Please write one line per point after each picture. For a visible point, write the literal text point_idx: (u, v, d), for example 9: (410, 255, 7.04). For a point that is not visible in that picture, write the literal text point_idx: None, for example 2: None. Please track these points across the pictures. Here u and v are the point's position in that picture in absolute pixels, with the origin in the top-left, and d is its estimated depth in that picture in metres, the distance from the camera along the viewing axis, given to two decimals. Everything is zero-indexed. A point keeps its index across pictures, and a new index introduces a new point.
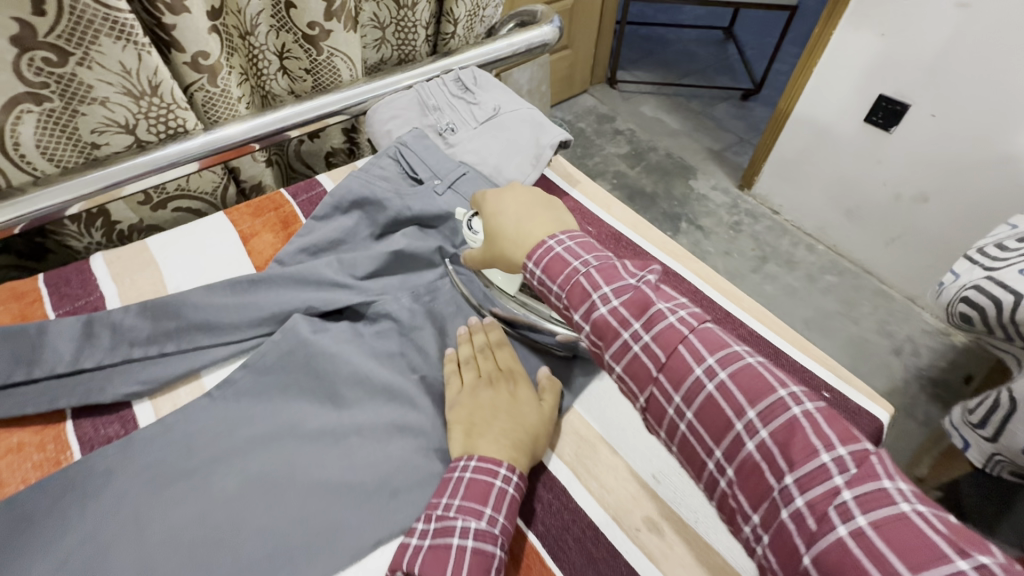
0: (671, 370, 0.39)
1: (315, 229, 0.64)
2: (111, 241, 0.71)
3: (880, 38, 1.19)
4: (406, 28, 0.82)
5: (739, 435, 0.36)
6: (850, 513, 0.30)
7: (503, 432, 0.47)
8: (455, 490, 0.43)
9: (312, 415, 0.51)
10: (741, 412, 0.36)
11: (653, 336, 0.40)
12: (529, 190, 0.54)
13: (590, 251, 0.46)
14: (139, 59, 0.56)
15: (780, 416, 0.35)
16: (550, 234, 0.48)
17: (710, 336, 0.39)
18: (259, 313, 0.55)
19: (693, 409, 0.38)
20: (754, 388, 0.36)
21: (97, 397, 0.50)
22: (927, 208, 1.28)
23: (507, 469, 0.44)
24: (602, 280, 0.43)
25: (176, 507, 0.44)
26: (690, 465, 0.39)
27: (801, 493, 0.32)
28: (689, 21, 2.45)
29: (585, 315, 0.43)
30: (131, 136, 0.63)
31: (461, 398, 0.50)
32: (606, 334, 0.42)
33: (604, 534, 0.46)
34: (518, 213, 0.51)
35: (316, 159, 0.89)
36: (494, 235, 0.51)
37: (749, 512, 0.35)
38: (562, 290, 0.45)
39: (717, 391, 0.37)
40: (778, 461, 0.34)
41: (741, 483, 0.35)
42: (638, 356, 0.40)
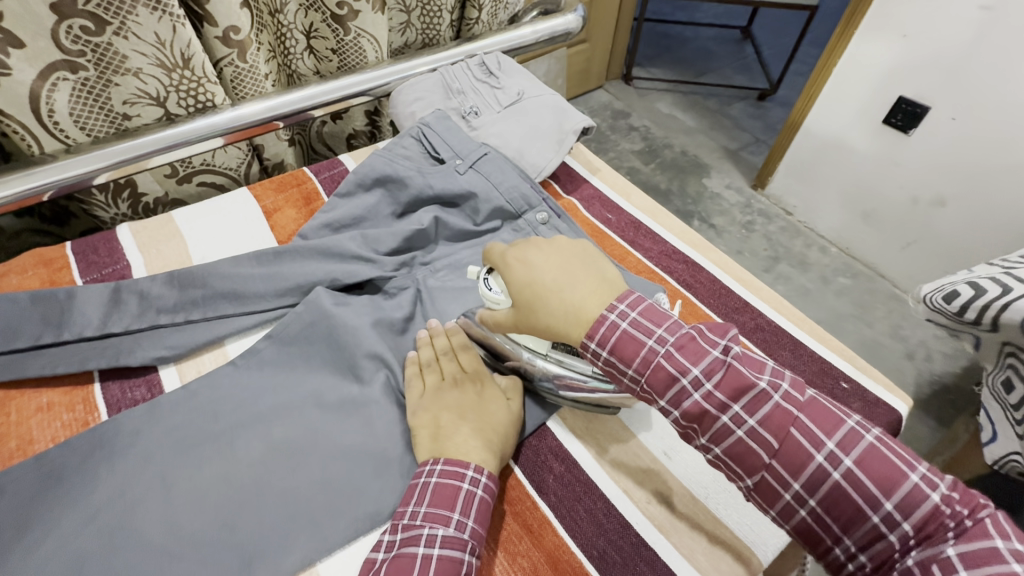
0: (787, 455, 0.37)
1: (338, 206, 0.64)
2: (137, 214, 0.72)
3: (903, 38, 1.18)
4: (431, 11, 0.82)
5: (821, 466, 0.36)
6: (952, 565, 0.31)
7: (468, 436, 0.45)
8: (420, 497, 0.42)
9: (333, 386, 0.51)
10: (820, 445, 0.36)
11: (760, 420, 0.38)
12: (559, 241, 0.47)
13: (658, 319, 0.41)
14: (173, 30, 0.56)
15: (856, 444, 0.36)
16: (605, 304, 0.42)
17: (820, 413, 0.38)
18: (283, 284, 0.56)
19: (818, 497, 0.36)
20: (884, 473, 0.34)
21: (125, 360, 0.51)
22: (943, 212, 1.27)
23: (475, 471, 0.43)
24: (689, 362, 0.39)
25: (202, 469, 0.45)
26: (808, 546, 0.37)
27: (896, 526, 0.33)
28: (707, 19, 2.43)
29: (639, 368, 0.40)
30: (161, 109, 0.63)
31: (424, 403, 0.49)
32: (701, 419, 0.39)
33: (615, 505, 0.46)
34: (557, 275, 0.44)
35: (336, 140, 0.90)
36: (530, 306, 0.44)
37: (839, 543, 0.35)
38: (639, 374, 0.40)
39: (786, 426, 0.37)
40: (861, 496, 0.34)
41: (822, 516, 0.36)
42: (742, 439, 0.38)
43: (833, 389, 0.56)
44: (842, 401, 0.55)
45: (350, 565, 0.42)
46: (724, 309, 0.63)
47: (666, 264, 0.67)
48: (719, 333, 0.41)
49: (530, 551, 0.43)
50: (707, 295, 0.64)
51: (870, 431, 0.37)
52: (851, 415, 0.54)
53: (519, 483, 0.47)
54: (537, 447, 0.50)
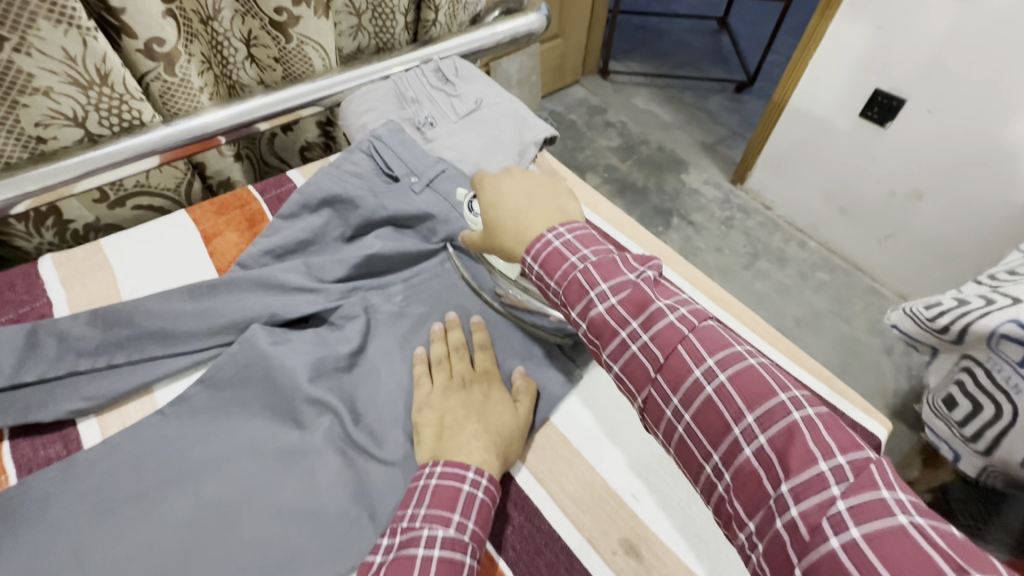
0: (670, 371, 0.37)
1: (281, 230, 0.59)
2: (65, 241, 0.67)
3: (879, 29, 1.16)
4: (383, 14, 0.77)
5: (698, 380, 0.36)
6: (843, 522, 0.29)
7: (470, 437, 0.44)
8: (420, 499, 0.39)
9: (272, 434, 0.47)
10: (701, 361, 0.36)
11: (653, 338, 0.38)
12: (532, 175, 0.50)
13: (590, 244, 0.42)
14: (84, 44, 0.51)
15: (734, 364, 0.36)
16: (548, 226, 0.44)
17: (712, 335, 0.37)
18: (218, 321, 0.52)
19: (692, 413, 0.36)
20: (757, 392, 0.34)
21: (38, 415, 0.46)
22: (922, 206, 1.26)
23: (476, 472, 0.41)
24: (599, 275, 0.40)
25: (119, 538, 0.41)
26: (690, 471, 0.37)
27: (754, 439, 0.33)
28: (683, 10, 2.40)
29: (559, 281, 0.41)
30: (81, 129, 0.58)
31: (432, 401, 0.47)
32: (603, 333, 0.40)
33: (578, 557, 0.43)
34: (518, 201, 0.47)
35: (289, 152, 0.85)
36: (492, 225, 0.47)
37: (708, 460, 0.35)
38: (560, 287, 0.41)
39: (674, 344, 0.37)
40: (729, 411, 0.34)
41: (694, 432, 0.36)
42: (637, 355, 0.38)
43: None
44: None
45: None
46: None
47: None
48: (640, 263, 0.42)
49: None
50: None
51: (756, 360, 0.37)
52: None
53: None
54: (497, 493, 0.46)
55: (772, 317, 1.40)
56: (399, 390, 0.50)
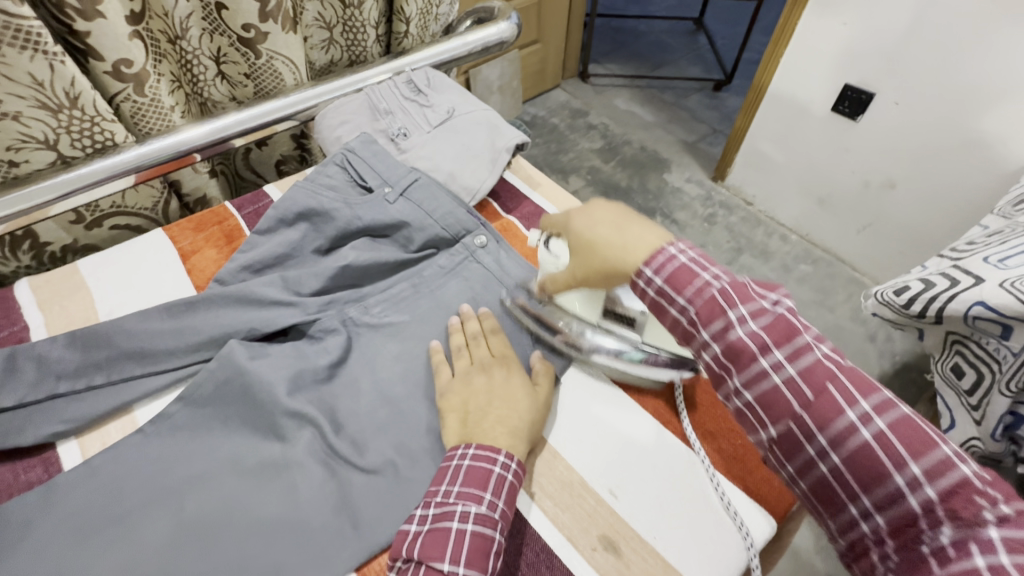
0: (819, 409, 0.35)
1: (258, 245, 0.60)
2: (43, 264, 0.67)
3: (844, 26, 1.19)
4: (354, 28, 0.78)
5: (851, 423, 0.34)
6: (1000, 565, 0.28)
7: (495, 423, 0.46)
8: (453, 478, 0.43)
9: (252, 449, 0.47)
10: (854, 403, 0.34)
11: (799, 370, 0.36)
12: (618, 204, 0.48)
13: (714, 264, 0.41)
14: (51, 69, 0.51)
15: (889, 407, 0.34)
16: (665, 241, 0.42)
17: (858, 376, 0.35)
18: (196, 339, 0.52)
19: (840, 453, 0.34)
20: (917, 440, 0.32)
21: (17, 439, 0.46)
22: (895, 195, 1.29)
23: (505, 456, 0.44)
24: (738, 299, 0.39)
25: (100, 560, 0.41)
26: (824, 509, 0.36)
27: (919, 491, 0.31)
28: (661, 12, 2.43)
29: (691, 298, 0.40)
30: (53, 152, 0.58)
31: (453, 386, 0.50)
32: (740, 358, 0.38)
33: (558, 555, 0.43)
34: (615, 224, 0.45)
35: (266, 167, 0.85)
36: (591, 242, 0.45)
37: (855, 502, 0.34)
38: (691, 305, 0.40)
39: (824, 379, 0.35)
40: (890, 458, 0.32)
41: (842, 473, 0.34)
42: (777, 387, 0.36)
43: None
44: None
45: None
46: None
47: None
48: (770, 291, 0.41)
49: None
50: None
51: (902, 404, 0.35)
52: None
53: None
54: None
55: None
56: (378, 399, 0.51)
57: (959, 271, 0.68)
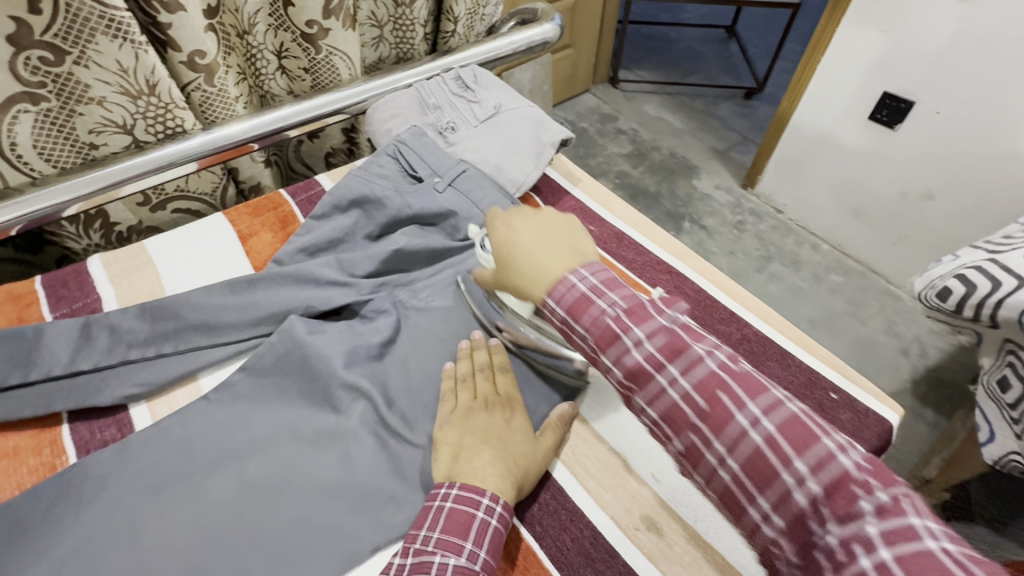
0: (712, 418, 0.34)
1: (313, 229, 0.63)
2: (110, 243, 0.71)
3: (884, 34, 1.18)
4: (404, 26, 0.81)
5: (743, 430, 0.33)
6: (874, 544, 0.28)
7: (482, 463, 0.44)
8: (434, 521, 0.41)
9: (308, 418, 0.50)
10: (745, 409, 0.34)
11: (693, 383, 0.35)
12: (549, 215, 0.49)
13: (614, 287, 0.41)
14: (135, 57, 0.55)
15: (779, 409, 0.33)
16: (570, 267, 0.43)
17: (750, 380, 0.35)
18: (257, 313, 0.55)
19: (738, 461, 0.33)
20: (802, 439, 0.32)
21: (95, 399, 0.50)
22: (933, 206, 1.27)
23: (490, 500, 0.42)
24: (632, 321, 0.38)
25: (170, 513, 0.43)
26: (733, 519, 0.35)
27: (806, 487, 0.31)
28: (692, 20, 2.44)
29: (589, 326, 0.39)
30: (129, 136, 0.62)
31: (453, 418, 0.48)
32: (641, 379, 0.37)
33: (602, 533, 0.45)
34: (536, 241, 0.46)
35: (315, 159, 0.89)
36: (508, 266, 0.46)
37: (755, 505, 0.33)
38: (589, 332, 0.39)
39: (716, 390, 0.35)
40: (778, 458, 0.32)
41: (741, 479, 0.33)
42: (676, 404, 0.36)
43: (822, 401, 0.53)
44: (831, 412, 0.53)
45: None
46: (709, 321, 0.60)
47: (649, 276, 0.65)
48: (670, 306, 0.40)
49: None
50: (691, 306, 0.62)
51: (794, 404, 0.34)
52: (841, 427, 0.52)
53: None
54: None
55: (787, 318, 1.40)
56: (427, 378, 0.53)
57: (998, 270, 0.66)
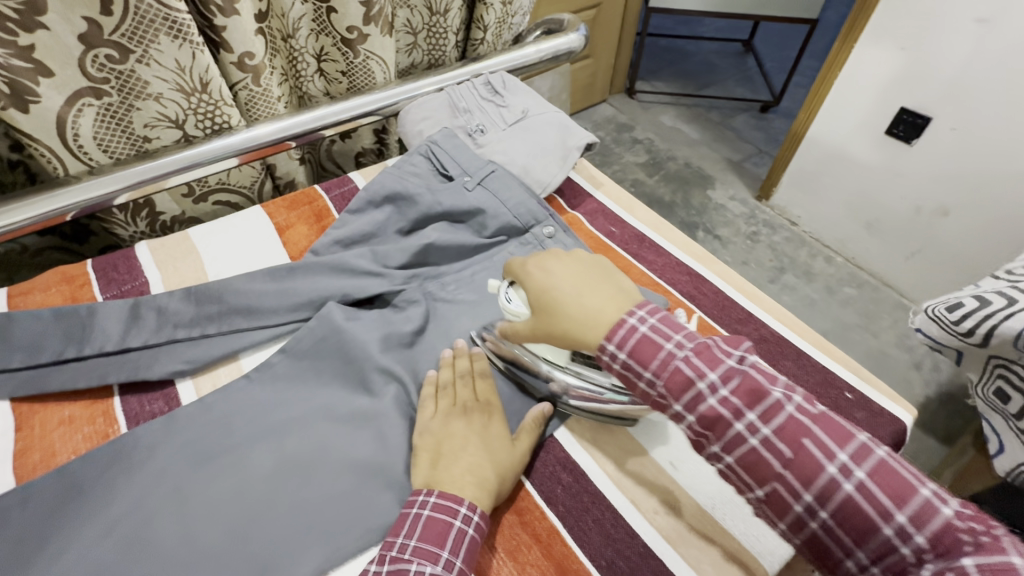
0: (801, 467, 0.36)
1: (349, 223, 0.66)
2: (155, 231, 0.75)
3: (902, 51, 1.20)
4: (437, 33, 0.85)
5: (833, 478, 0.35)
6: (969, 575, 0.30)
7: (458, 463, 0.45)
8: (410, 529, 0.42)
9: (343, 399, 0.52)
10: (831, 456, 0.35)
11: (774, 430, 0.37)
12: (579, 257, 0.50)
13: (678, 328, 0.42)
14: (192, 57, 0.59)
15: (864, 454, 0.35)
16: (623, 309, 0.44)
17: (829, 425, 0.37)
18: (296, 299, 0.58)
19: (829, 509, 0.35)
20: (894, 486, 0.33)
21: (144, 374, 0.53)
22: (948, 222, 1.28)
23: (468, 508, 0.42)
24: (704, 365, 0.39)
25: (214, 481, 0.46)
26: (822, 564, 0.36)
27: (909, 539, 0.32)
28: (709, 33, 2.47)
29: (658, 370, 0.40)
30: (180, 131, 0.66)
31: (432, 424, 0.49)
32: (716, 427, 0.38)
33: (622, 515, 0.48)
34: (576, 286, 0.46)
35: (346, 158, 0.93)
36: (553, 312, 0.46)
37: (850, 556, 0.34)
38: (659, 377, 0.40)
39: (799, 437, 0.36)
40: (875, 509, 0.33)
41: (835, 529, 0.35)
42: (760, 451, 0.37)
43: (837, 400, 0.55)
44: (846, 411, 0.54)
45: None
46: (727, 321, 0.62)
47: (669, 277, 0.67)
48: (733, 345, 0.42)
49: (539, 560, 0.45)
50: (710, 306, 0.64)
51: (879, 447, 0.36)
52: (855, 425, 0.53)
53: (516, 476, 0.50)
54: (546, 456, 0.52)
55: None
56: None
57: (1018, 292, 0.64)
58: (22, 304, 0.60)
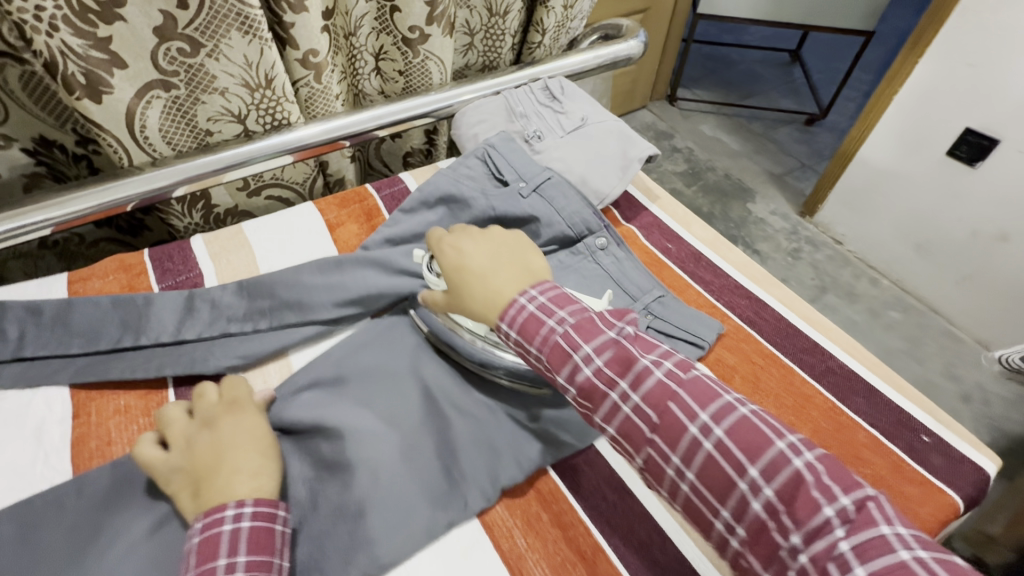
0: (666, 430, 0.36)
1: (401, 223, 0.65)
2: (208, 223, 0.75)
3: (970, 67, 1.14)
4: (494, 35, 0.84)
5: (695, 438, 0.35)
6: (846, 554, 0.30)
7: (240, 474, 0.41)
8: (234, 544, 0.37)
9: (392, 404, 0.51)
10: (695, 417, 0.36)
11: (643, 396, 0.37)
12: (496, 236, 0.51)
13: (565, 303, 0.43)
14: (260, 53, 0.59)
15: (728, 415, 0.36)
16: (519, 287, 0.45)
17: (700, 388, 0.37)
18: (345, 295, 0.58)
19: (694, 472, 0.35)
20: (752, 442, 0.34)
21: (199, 368, 0.53)
22: (1005, 248, 1.21)
23: (238, 506, 0.39)
24: (582, 338, 0.40)
25: None
26: (700, 529, 0.36)
27: (760, 494, 0.33)
28: (754, 42, 2.41)
29: (541, 345, 0.41)
30: (241, 126, 0.66)
31: (175, 459, 0.43)
32: (594, 396, 0.39)
33: (671, 539, 0.46)
34: (487, 262, 0.48)
35: (394, 158, 0.92)
36: (458, 289, 0.48)
37: (718, 517, 0.35)
38: (541, 351, 0.41)
39: (665, 401, 0.37)
40: (732, 466, 0.34)
41: (700, 490, 0.35)
42: (630, 417, 0.38)
43: (912, 442, 0.52)
44: (922, 455, 0.51)
45: None
46: (791, 349, 0.59)
47: (728, 299, 0.65)
48: (617, 319, 0.42)
49: None
50: (772, 333, 0.61)
51: (746, 407, 0.37)
52: (931, 471, 0.50)
53: (559, 489, 0.49)
54: (591, 473, 0.50)
55: None
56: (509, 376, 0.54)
57: None
58: (82, 290, 0.60)
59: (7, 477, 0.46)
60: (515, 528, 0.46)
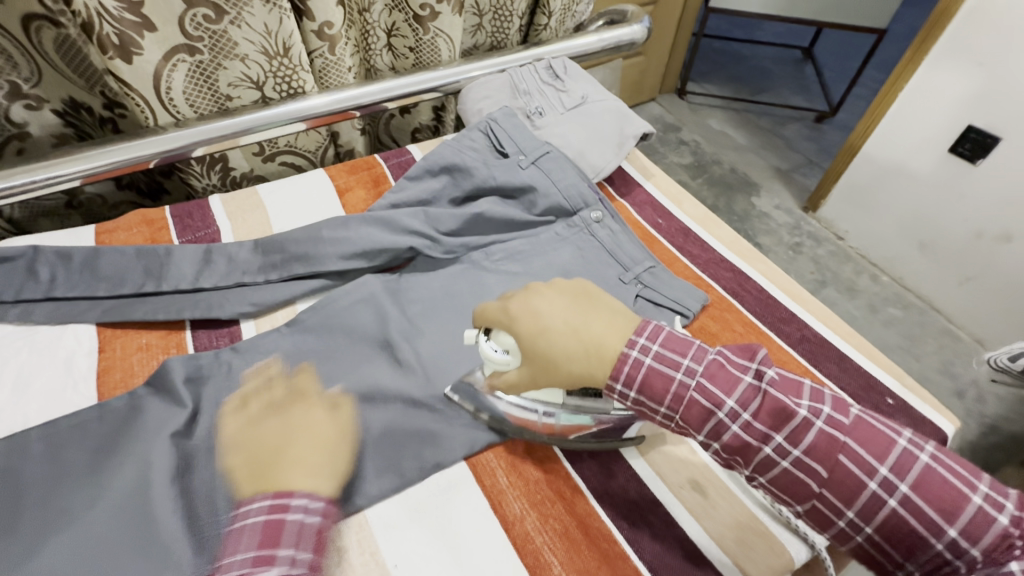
0: (777, 441, 0.36)
1: (406, 189, 0.69)
2: (224, 186, 0.79)
3: (979, 66, 1.15)
4: (503, 16, 0.87)
5: (806, 446, 0.36)
6: (970, 535, 0.32)
7: (297, 462, 0.45)
8: (272, 530, 0.40)
9: (391, 352, 0.55)
10: (803, 426, 0.36)
11: (750, 413, 0.37)
12: (557, 282, 0.44)
13: (645, 322, 0.41)
14: (279, 22, 0.63)
15: (834, 417, 0.37)
16: (624, 339, 0.40)
17: (796, 392, 0.38)
18: (349, 250, 0.62)
19: (817, 479, 0.36)
20: (871, 442, 0.36)
21: (216, 312, 0.58)
22: (1009, 249, 1.23)
23: (306, 498, 0.42)
24: (677, 355, 0.39)
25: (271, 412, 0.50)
26: (818, 528, 0.38)
27: (896, 493, 0.34)
28: (767, 38, 2.41)
29: (631, 376, 0.39)
30: (258, 92, 0.70)
31: (252, 433, 0.47)
32: (696, 415, 0.38)
33: (648, 486, 0.50)
34: (570, 318, 0.41)
35: (402, 133, 0.96)
36: (545, 359, 0.40)
37: (843, 519, 0.36)
38: (636, 381, 0.39)
39: (770, 413, 0.37)
40: (860, 469, 0.35)
41: (828, 498, 0.36)
42: (738, 434, 0.37)
43: (878, 405, 0.55)
44: (886, 416, 0.54)
45: (399, 508, 0.47)
46: (769, 318, 0.63)
47: (713, 271, 0.68)
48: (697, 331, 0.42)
49: (562, 515, 0.47)
50: (753, 304, 0.64)
51: (842, 407, 0.38)
52: None
53: None
54: None
55: None
56: None
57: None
58: (108, 241, 0.65)
59: (41, 400, 0.51)
60: (499, 468, 0.50)
